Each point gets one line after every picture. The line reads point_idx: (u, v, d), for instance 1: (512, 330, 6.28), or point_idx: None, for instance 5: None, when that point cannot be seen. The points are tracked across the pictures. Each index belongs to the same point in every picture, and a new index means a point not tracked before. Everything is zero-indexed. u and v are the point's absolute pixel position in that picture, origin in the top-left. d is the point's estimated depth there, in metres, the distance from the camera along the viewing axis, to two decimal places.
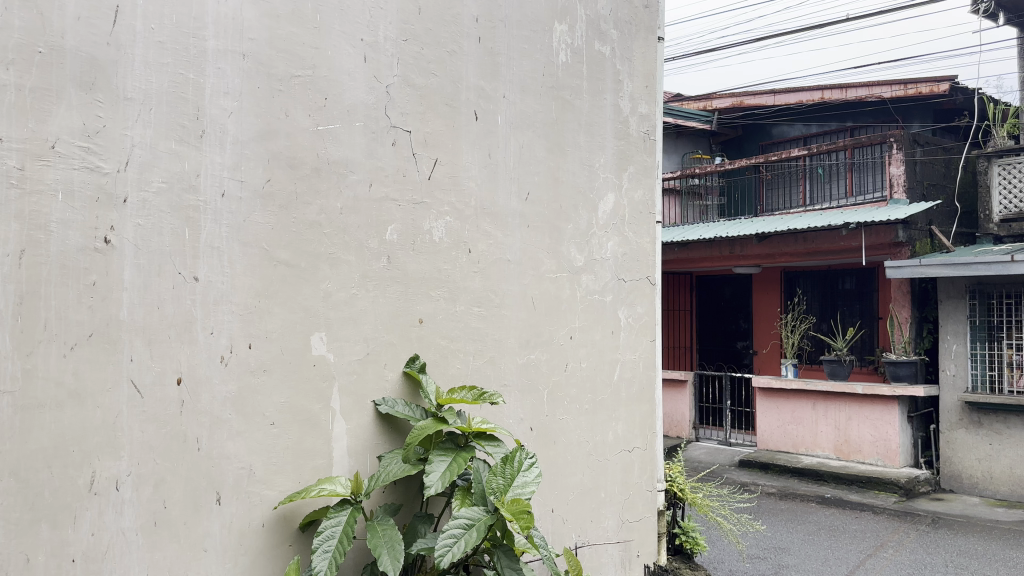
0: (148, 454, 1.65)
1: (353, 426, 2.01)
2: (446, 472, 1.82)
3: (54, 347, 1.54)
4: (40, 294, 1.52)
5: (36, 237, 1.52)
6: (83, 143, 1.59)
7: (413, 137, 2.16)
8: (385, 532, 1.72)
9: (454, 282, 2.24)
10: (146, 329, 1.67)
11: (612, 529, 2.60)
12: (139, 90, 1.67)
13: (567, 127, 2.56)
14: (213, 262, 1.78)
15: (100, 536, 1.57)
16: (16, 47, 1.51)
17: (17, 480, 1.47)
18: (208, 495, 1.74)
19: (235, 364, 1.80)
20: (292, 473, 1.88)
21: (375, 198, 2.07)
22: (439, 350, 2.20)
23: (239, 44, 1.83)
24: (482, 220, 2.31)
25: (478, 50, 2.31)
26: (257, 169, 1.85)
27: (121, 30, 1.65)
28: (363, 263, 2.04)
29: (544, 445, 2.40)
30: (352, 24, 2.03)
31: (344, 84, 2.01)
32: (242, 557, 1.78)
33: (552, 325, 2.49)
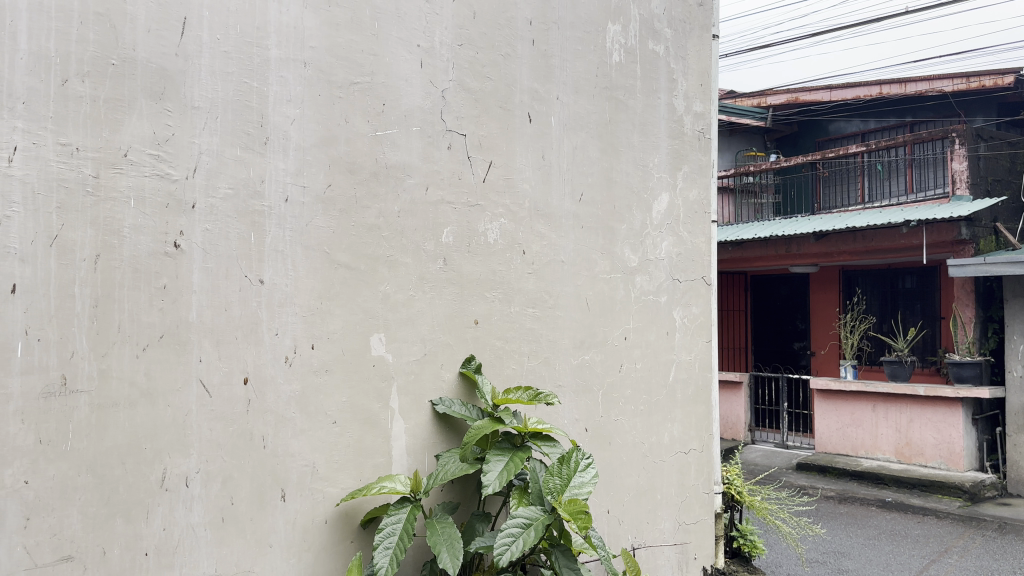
0: (217, 452, 1.71)
1: (411, 425, 2.04)
2: (503, 472, 1.83)
3: (127, 348, 1.60)
4: (114, 297, 1.59)
5: (110, 242, 1.59)
6: (154, 151, 1.65)
7: (468, 140, 2.18)
8: (444, 529, 1.75)
9: (509, 284, 2.26)
10: (214, 329, 1.72)
11: (668, 531, 2.59)
12: (206, 99, 1.73)
13: (622, 127, 2.55)
14: (278, 265, 1.83)
15: (171, 531, 1.63)
16: (91, 61, 1.58)
17: (93, 476, 1.54)
18: (273, 492, 1.79)
19: (299, 364, 1.84)
20: (354, 471, 1.92)
21: (431, 201, 2.10)
22: (495, 351, 2.22)
23: (300, 52, 1.87)
24: (536, 221, 2.32)
25: (532, 53, 2.32)
26: (318, 174, 1.90)
27: (189, 41, 1.71)
28: (421, 266, 2.07)
29: (599, 446, 2.40)
30: (409, 30, 2.07)
31: (402, 89, 2.05)
32: (305, 553, 1.83)
33: (606, 326, 2.48)
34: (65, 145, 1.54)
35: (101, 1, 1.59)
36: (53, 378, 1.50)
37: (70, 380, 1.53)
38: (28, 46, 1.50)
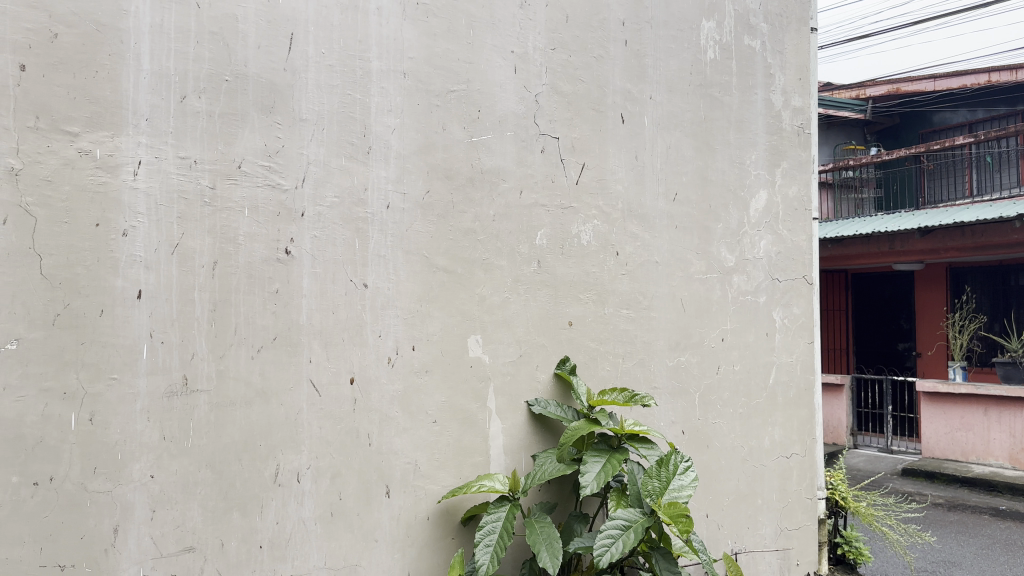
0: (326, 449, 1.78)
1: (508, 425, 2.07)
2: (601, 473, 1.82)
3: (243, 349, 1.69)
4: (231, 302, 1.68)
5: (226, 250, 1.68)
6: (266, 162, 1.74)
7: (562, 143, 2.19)
8: (543, 529, 1.76)
9: (603, 285, 2.26)
10: (322, 331, 1.80)
11: (770, 536, 2.53)
12: (312, 111, 1.81)
13: (717, 125, 2.51)
14: (380, 270, 1.89)
15: (284, 525, 1.71)
16: (206, 78, 1.67)
17: (213, 471, 1.63)
18: (378, 489, 1.85)
19: (400, 365, 1.90)
20: (454, 470, 1.96)
21: (526, 204, 2.12)
22: (589, 352, 2.22)
23: (400, 63, 1.93)
24: (630, 222, 2.31)
25: (625, 54, 2.32)
26: (417, 180, 1.95)
27: (296, 56, 1.79)
28: (516, 268, 2.10)
29: (697, 449, 2.37)
30: (503, 37, 2.10)
31: (496, 95, 2.08)
32: (409, 548, 1.88)
33: (702, 327, 2.45)
34: (184, 158, 1.64)
35: (215, 22, 1.69)
36: (175, 378, 1.61)
37: (191, 380, 1.62)
38: (150, 67, 1.61)
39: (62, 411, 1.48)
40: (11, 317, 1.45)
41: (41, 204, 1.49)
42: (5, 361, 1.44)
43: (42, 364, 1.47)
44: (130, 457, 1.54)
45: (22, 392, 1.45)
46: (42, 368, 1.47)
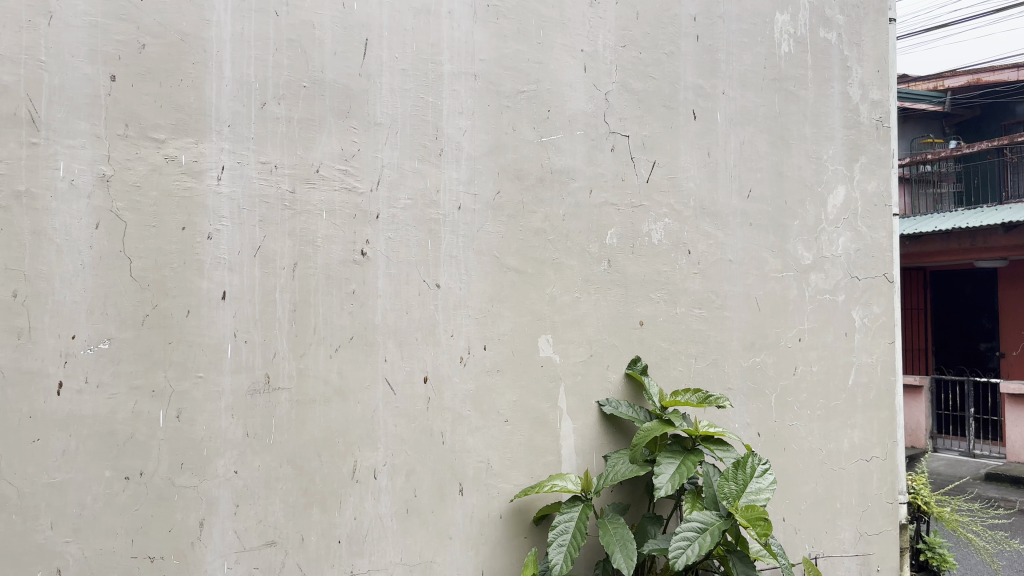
0: (401, 446, 1.82)
1: (580, 425, 2.06)
2: (676, 475, 1.80)
3: (322, 348, 1.75)
4: (310, 302, 1.74)
5: (305, 252, 1.74)
6: (342, 166, 1.79)
7: (632, 141, 2.17)
8: (617, 530, 1.75)
9: (675, 284, 2.22)
10: (397, 331, 1.84)
11: (849, 542, 2.46)
12: (387, 115, 1.86)
13: (792, 120, 2.46)
14: (453, 270, 1.91)
15: (361, 520, 1.76)
16: (285, 84, 1.74)
17: (294, 467, 1.70)
18: (452, 486, 1.88)
19: (472, 364, 1.92)
20: (525, 469, 1.97)
21: (596, 203, 2.11)
22: (661, 352, 2.18)
23: (471, 65, 1.96)
24: (703, 220, 2.27)
25: (697, 49, 2.28)
26: (488, 181, 1.97)
27: (371, 61, 1.84)
28: (586, 268, 2.09)
29: (774, 451, 2.32)
30: (573, 36, 2.10)
31: (567, 94, 2.08)
32: (482, 546, 1.90)
33: (778, 327, 2.38)
34: (266, 163, 1.71)
35: (293, 29, 1.75)
36: (258, 376, 1.68)
37: (273, 379, 1.69)
38: (232, 74, 1.68)
39: (151, 408, 1.57)
40: (104, 318, 1.54)
41: (131, 209, 1.57)
42: (98, 360, 1.53)
43: (133, 363, 1.56)
44: (215, 453, 1.62)
45: (114, 390, 1.54)
46: (133, 367, 1.56)
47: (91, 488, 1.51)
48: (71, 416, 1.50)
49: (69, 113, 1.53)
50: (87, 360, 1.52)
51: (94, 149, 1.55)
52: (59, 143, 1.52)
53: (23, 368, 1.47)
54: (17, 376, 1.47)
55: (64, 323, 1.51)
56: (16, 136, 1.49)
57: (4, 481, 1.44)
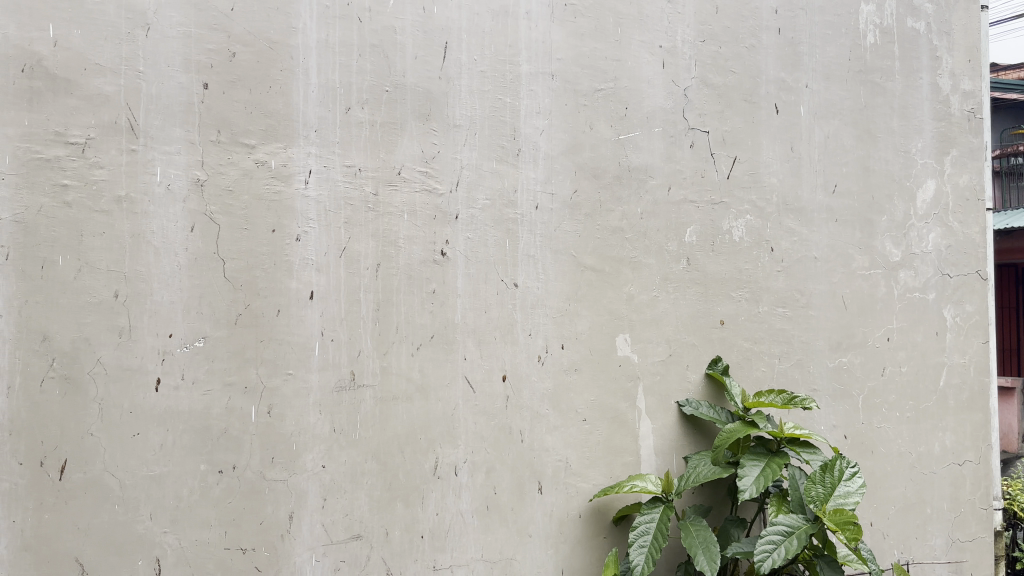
0: (481, 444, 1.86)
1: (659, 426, 2.02)
2: (760, 477, 1.77)
3: (404, 347, 1.82)
4: (393, 302, 1.82)
5: (387, 252, 1.82)
6: (424, 168, 1.86)
7: (712, 137, 2.12)
8: (699, 532, 1.74)
9: (758, 283, 2.15)
10: (476, 330, 1.88)
11: (940, 548, 2.32)
12: (465, 117, 1.91)
13: (878, 112, 2.33)
14: (530, 270, 1.93)
15: (443, 516, 1.82)
16: (368, 90, 1.83)
17: (378, 462, 1.78)
18: (531, 484, 1.89)
19: (550, 363, 1.92)
20: (605, 469, 1.95)
21: (674, 201, 2.07)
22: (743, 352, 2.12)
23: (548, 65, 1.98)
24: (787, 216, 2.19)
25: (778, 42, 2.21)
26: (566, 180, 1.98)
27: (450, 64, 1.90)
28: (665, 266, 2.05)
29: (861, 455, 2.24)
30: (651, 32, 2.08)
31: (645, 91, 2.07)
32: (562, 545, 1.90)
33: (865, 326, 2.27)
34: (350, 167, 1.81)
35: (375, 35, 1.84)
36: (344, 373, 1.77)
37: (358, 375, 1.78)
38: (318, 80, 1.80)
39: (243, 404, 1.70)
40: (200, 318, 1.70)
41: (223, 213, 1.72)
42: (193, 358, 1.69)
43: (226, 360, 1.70)
44: (304, 447, 1.73)
45: (209, 386, 1.69)
46: (226, 364, 1.70)
47: (187, 481, 1.67)
48: (168, 411, 1.67)
49: (165, 120, 1.70)
50: (182, 358, 1.68)
51: (188, 154, 1.71)
52: (155, 149, 1.69)
53: (125, 366, 1.65)
54: (119, 373, 1.65)
55: (162, 322, 1.68)
56: (117, 143, 1.67)
57: (108, 473, 1.63)
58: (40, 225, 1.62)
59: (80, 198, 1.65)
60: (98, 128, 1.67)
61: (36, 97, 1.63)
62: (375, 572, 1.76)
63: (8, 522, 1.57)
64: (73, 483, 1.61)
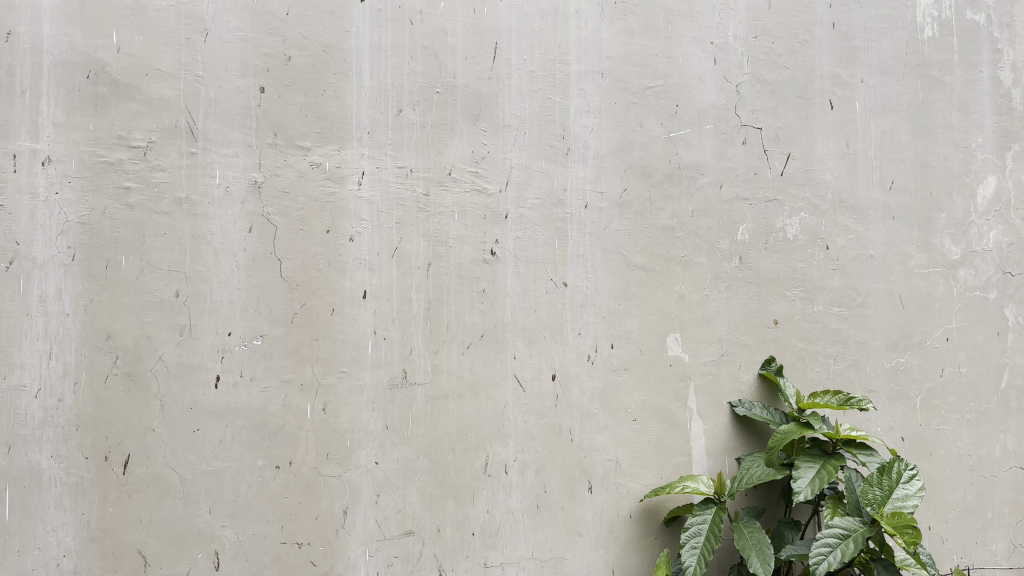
0: (530, 442, 1.86)
1: (711, 426, 1.99)
2: (816, 479, 1.74)
3: (455, 345, 1.84)
4: (443, 301, 1.84)
5: (438, 252, 1.84)
6: (473, 168, 1.88)
7: (765, 133, 2.10)
8: (752, 534, 1.72)
9: (812, 282, 2.11)
10: (526, 329, 1.88)
11: (1002, 554, 2.20)
12: (515, 117, 1.92)
13: (936, 107, 2.25)
14: (579, 269, 1.93)
15: (493, 513, 1.83)
16: (420, 91, 1.86)
17: (429, 459, 1.80)
18: (582, 484, 1.88)
19: (600, 363, 1.92)
20: (655, 469, 1.93)
21: (726, 198, 2.05)
22: (797, 352, 2.08)
23: (598, 64, 1.98)
24: (842, 213, 2.15)
25: (833, 37, 2.17)
26: (615, 179, 1.97)
27: (500, 64, 1.92)
28: (716, 265, 2.03)
29: (920, 457, 2.16)
30: (702, 29, 2.07)
31: (695, 88, 2.05)
32: (613, 545, 1.89)
33: (923, 326, 2.19)
34: (402, 167, 1.83)
35: (427, 37, 1.87)
36: (396, 371, 1.79)
37: (410, 374, 1.80)
38: (371, 83, 1.83)
39: (300, 401, 1.74)
40: (257, 316, 1.74)
41: (280, 213, 1.76)
42: (251, 355, 1.72)
43: (282, 358, 1.74)
44: (358, 444, 1.76)
45: (266, 383, 1.73)
46: (283, 362, 1.74)
47: (246, 476, 1.70)
48: (226, 407, 1.71)
49: (224, 124, 1.75)
50: (241, 355, 1.72)
51: (246, 157, 1.75)
52: (214, 152, 1.74)
53: (186, 363, 1.70)
54: (181, 369, 1.69)
55: (221, 321, 1.72)
56: (177, 147, 1.72)
57: (169, 468, 1.67)
58: (104, 226, 1.68)
59: (143, 200, 1.70)
60: (159, 132, 1.72)
61: (101, 102, 1.69)
62: (428, 568, 1.78)
63: (75, 513, 1.63)
64: (136, 478, 1.66)
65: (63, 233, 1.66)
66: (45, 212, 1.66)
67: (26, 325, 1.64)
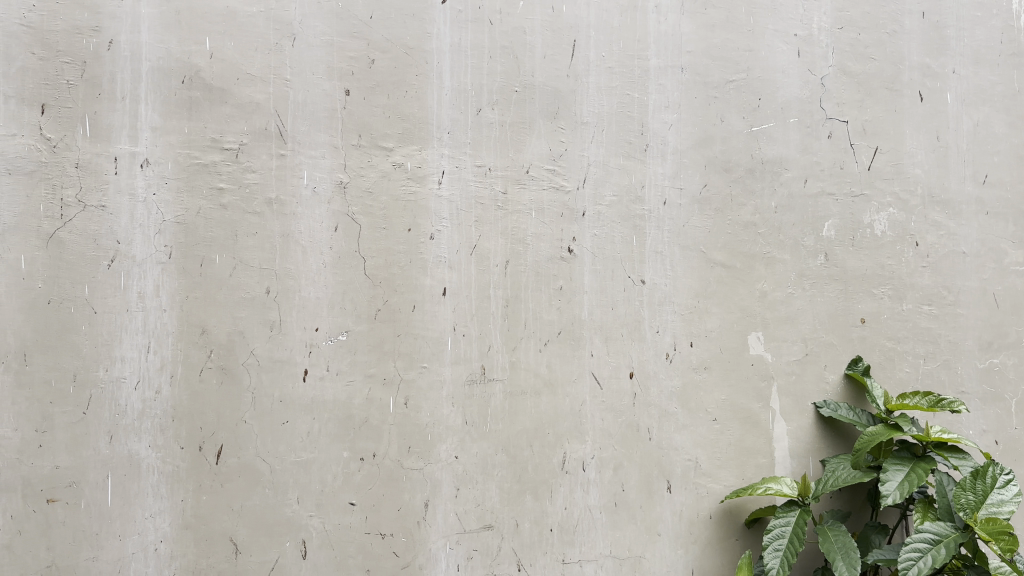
0: (608, 440, 1.86)
1: (795, 427, 1.95)
2: (905, 483, 1.69)
3: (532, 342, 1.85)
4: (521, 298, 1.85)
5: (516, 249, 1.86)
6: (551, 166, 1.89)
7: (851, 127, 2.04)
8: (838, 538, 1.68)
9: (901, 279, 2.04)
10: (603, 327, 1.88)
11: None
12: (593, 114, 1.92)
13: None
14: (658, 266, 1.92)
15: (571, 510, 1.83)
16: (499, 91, 1.88)
17: (508, 455, 1.82)
18: (660, 483, 1.87)
19: (679, 361, 1.90)
20: (736, 469, 1.91)
21: (810, 194, 2.01)
22: (885, 352, 2.02)
23: (678, 58, 1.96)
24: (932, 209, 2.07)
25: (923, 27, 2.09)
26: (694, 175, 1.95)
27: (578, 61, 1.92)
28: (799, 262, 1.99)
29: (1015, 462, 2.05)
30: (786, 21, 2.02)
31: (778, 81, 2.01)
32: (692, 545, 1.88)
33: (1020, 325, 2.09)
34: (481, 166, 1.86)
35: (506, 36, 1.89)
36: (475, 367, 1.82)
37: (488, 370, 1.82)
38: (451, 83, 1.86)
39: (383, 395, 1.78)
40: (342, 312, 1.78)
41: (364, 212, 1.80)
42: (337, 350, 1.77)
43: (366, 354, 1.78)
44: (438, 438, 1.79)
45: (351, 377, 1.77)
46: (367, 357, 1.78)
47: (332, 467, 1.75)
48: (313, 400, 1.76)
49: (311, 126, 1.80)
50: (327, 350, 1.77)
51: (332, 158, 1.80)
52: (302, 154, 1.79)
53: (276, 357, 1.75)
54: (271, 363, 1.75)
55: (308, 317, 1.77)
56: (267, 149, 1.78)
57: (259, 459, 1.73)
58: (199, 225, 1.75)
59: (235, 201, 1.76)
60: (250, 134, 1.78)
61: (195, 106, 1.76)
62: (507, 563, 1.80)
63: (172, 501, 1.70)
64: (228, 467, 1.72)
65: (160, 232, 1.74)
66: (144, 212, 1.74)
67: (126, 320, 1.72)
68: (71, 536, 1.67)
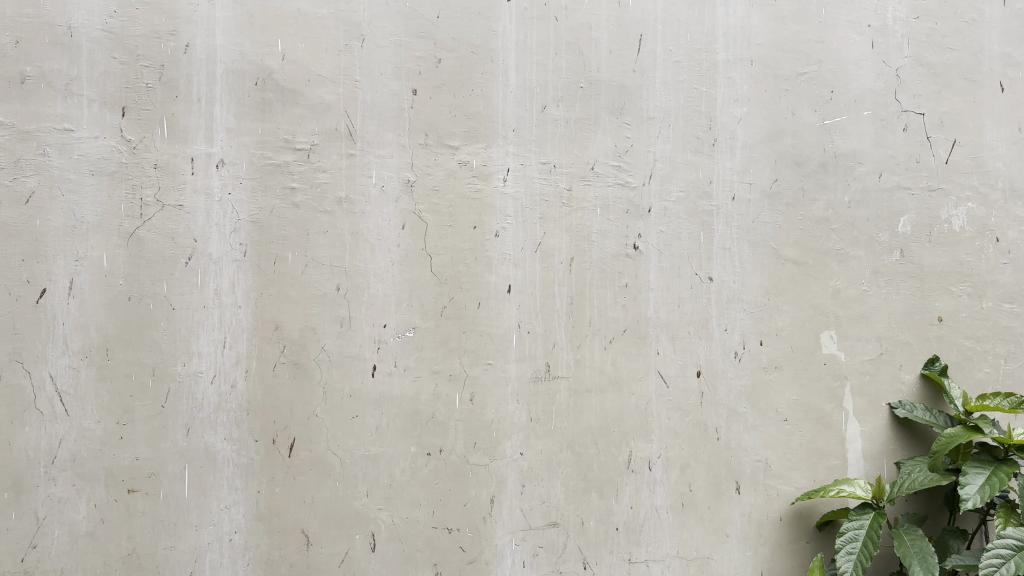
0: (675, 439, 1.84)
1: (868, 429, 1.91)
2: (985, 487, 1.63)
3: (598, 340, 1.84)
4: (586, 295, 1.85)
5: (581, 247, 1.85)
6: (617, 162, 1.88)
7: (928, 119, 1.98)
8: (914, 542, 1.64)
9: (981, 276, 1.97)
10: (670, 324, 1.87)
11: None
12: (660, 109, 1.90)
13: None
14: (725, 263, 1.89)
15: (637, 509, 1.82)
16: (564, 87, 1.88)
17: (573, 452, 1.81)
18: (728, 483, 1.85)
19: (747, 360, 1.88)
20: (808, 471, 1.87)
21: (885, 188, 1.96)
22: (964, 352, 1.95)
23: (747, 51, 1.93)
24: (1014, 203, 1.99)
25: (1005, 14, 2.01)
26: (764, 170, 1.92)
27: (644, 56, 1.90)
28: (874, 259, 1.94)
29: None
30: (859, 11, 1.97)
31: (852, 73, 1.96)
32: (762, 547, 1.85)
33: None
34: (546, 163, 1.86)
35: (572, 32, 1.88)
36: (540, 364, 1.82)
37: (553, 367, 1.82)
38: (516, 81, 1.86)
39: (449, 391, 1.80)
40: (410, 309, 1.81)
41: (431, 210, 1.82)
42: (404, 347, 1.80)
43: (433, 350, 1.80)
44: (504, 435, 1.80)
45: (418, 373, 1.80)
46: (433, 354, 1.80)
47: (400, 462, 1.78)
48: (382, 395, 1.79)
49: (380, 125, 1.83)
50: (395, 346, 1.79)
51: (400, 157, 1.83)
52: (371, 153, 1.82)
53: (345, 353, 1.79)
54: (342, 358, 1.78)
55: (377, 314, 1.80)
56: (337, 148, 1.81)
57: (330, 453, 1.77)
58: (272, 224, 1.79)
59: (307, 199, 1.80)
60: (321, 135, 1.81)
61: (268, 107, 1.81)
62: (573, 561, 1.80)
63: (246, 492, 1.75)
64: (300, 460, 1.76)
65: (235, 231, 1.78)
66: (219, 211, 1.79)
67: (203, 316, 1.77)
68: (151, 525, 1.73)
